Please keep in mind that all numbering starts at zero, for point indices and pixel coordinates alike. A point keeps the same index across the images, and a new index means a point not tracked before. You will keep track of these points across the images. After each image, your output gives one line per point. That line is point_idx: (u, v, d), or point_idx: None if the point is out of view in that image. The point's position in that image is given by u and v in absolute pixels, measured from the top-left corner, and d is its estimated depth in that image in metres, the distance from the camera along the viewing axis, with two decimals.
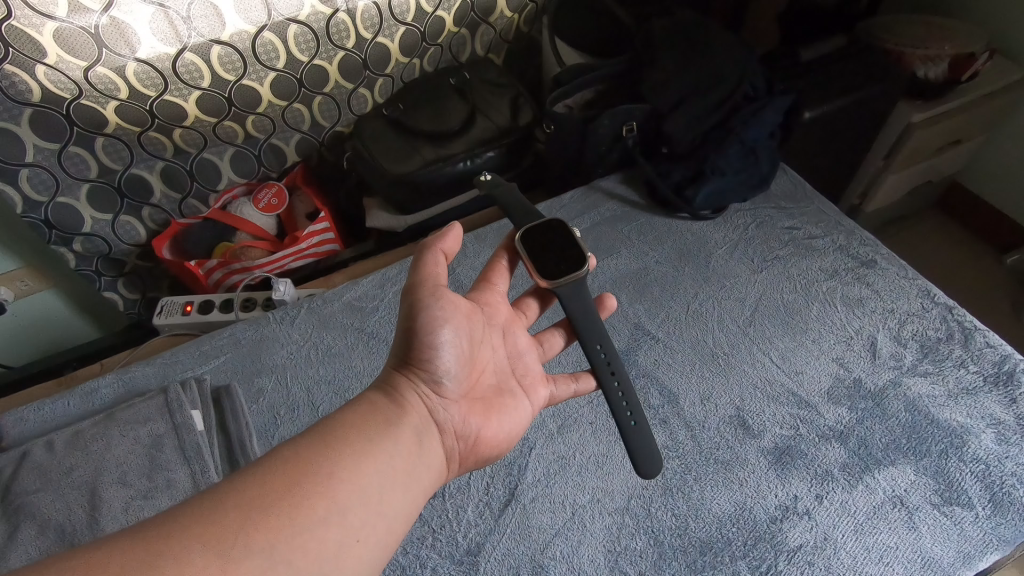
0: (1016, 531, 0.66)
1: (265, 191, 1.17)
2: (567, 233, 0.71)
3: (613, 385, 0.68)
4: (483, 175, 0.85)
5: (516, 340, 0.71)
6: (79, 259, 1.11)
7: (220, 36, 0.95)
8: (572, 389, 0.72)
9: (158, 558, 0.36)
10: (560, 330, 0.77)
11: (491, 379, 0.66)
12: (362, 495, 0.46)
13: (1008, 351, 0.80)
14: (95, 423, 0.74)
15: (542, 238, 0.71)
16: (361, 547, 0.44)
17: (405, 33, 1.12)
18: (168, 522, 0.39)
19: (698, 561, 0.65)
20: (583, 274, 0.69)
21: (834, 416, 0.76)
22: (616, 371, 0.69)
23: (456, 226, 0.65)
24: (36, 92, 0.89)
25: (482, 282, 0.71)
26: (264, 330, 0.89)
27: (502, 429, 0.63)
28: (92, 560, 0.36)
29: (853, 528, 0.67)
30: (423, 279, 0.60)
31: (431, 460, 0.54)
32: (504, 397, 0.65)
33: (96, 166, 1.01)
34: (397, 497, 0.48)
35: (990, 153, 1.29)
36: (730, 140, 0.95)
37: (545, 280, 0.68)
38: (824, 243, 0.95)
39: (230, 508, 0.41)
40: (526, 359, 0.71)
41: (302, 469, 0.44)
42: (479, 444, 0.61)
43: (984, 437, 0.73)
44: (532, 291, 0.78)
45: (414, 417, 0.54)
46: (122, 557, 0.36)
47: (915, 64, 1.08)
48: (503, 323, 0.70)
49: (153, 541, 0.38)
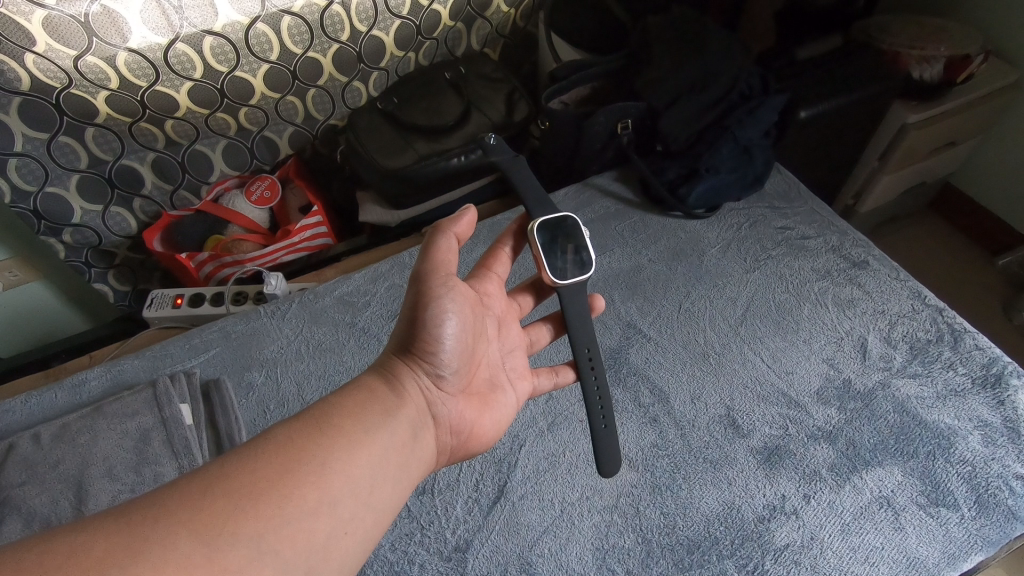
0: (1000, 532, 0.66)
1: (258, 183, 1.16)
2: (576, 234, 0.70)
3: (590, 376, 0.69)
4: (488, 136, 0.87)
5: (508, 333, 0.71)
6: (68, 250, 1.10)
7: (212, 27, 0.94)
8: (553, 382, 0.73)
9: (143, 543, 0.36)
10: (549, 323, 0.77)
11: (486, 373, 0.66)
12: (353, 487, 0.45)
13: (997, 354, 0.80)
14: (82, 416, 0.74)
15: (552, 235, 0.69)
16: (349, 541, 0.44)
17: (400, 27, 1.11)
18: (154, 506, 0.38)
19: (686, 559, 0.65)
20: (585, 279, 0.68)
21: (824, 415, 0.76)
22: (595, 364, 0.70)
23: (470, 210, 0.65)
24: (25, 80, 0.88)
25: (481, 269, 0.72)
26: (255, 324, 0.89)
27: (493, 423, 0.64)
28: (74, 545, 0.35)
29: (840, 528, 0.67)
30: (436, 264, 0.60)
31: (424, 454, 0.54)
32: (497, 393, 0.66)
33: (86, 156, 1.00)
34: (387, 491, 0.48)
35: (983, 154, 1.30)
36: (724, 138, 0.95)
37: (550, 278, 0.67)
38: (817, 243, 0.95)
39: (220, 493, 0.40)
40: (515, 354, 0.71)
41: (297, 456, 0.44)
42: (471, 440, 0.62)
43: (971, 438, 0.73)
44: (526, 284, 0.78)
45: (411, 408, 0.54)
46: (107, 542, 0.35)
47: (911, 64, 1.06)
48: (498, 313, 0.70)
49: (138, 525, 0.37)
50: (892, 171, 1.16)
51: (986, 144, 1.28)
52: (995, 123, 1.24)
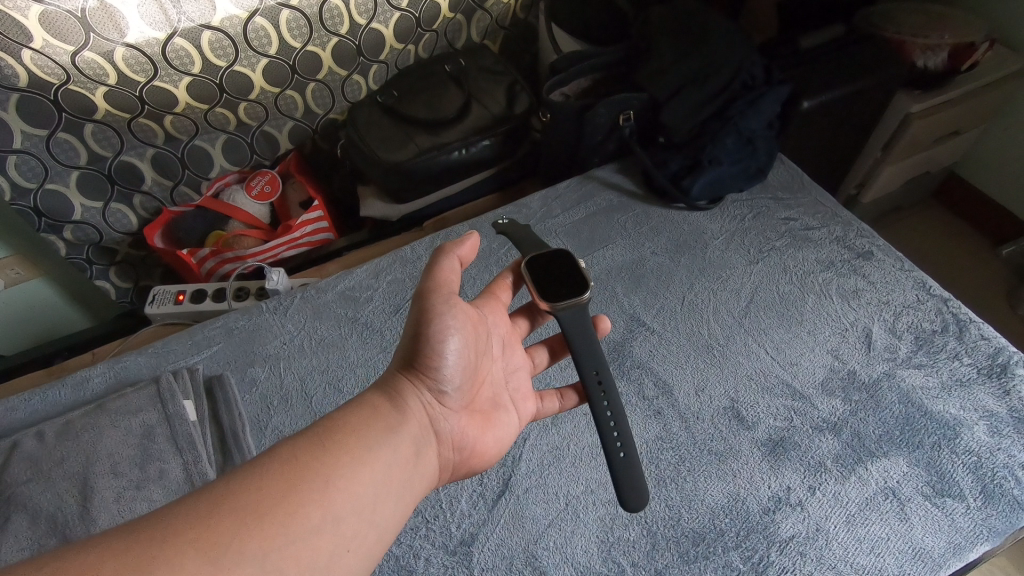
0: (1006, 522, 0.66)
1: (257, 178, 1.15)
2: (574, 266, 0.71)
3: (601, 400, 0.66)
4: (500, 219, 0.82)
5: (512, 354, 0.71)
6: (69, 248, 1.10)
7: (211, 21, 0.93)
8: (558, 406, 0.72)
9: (150, 561, 0.36)
10: (547, 345, 0.77)
11: (489, 391, 0.66)
12: (356, 505, 0.45)
13: (1003, 344, 0.80)
14: (85, 414, 0.74)
15: (548, 264, 0.71)
16: (351, 558, 0.44)
17: (399, 19, 1.10)
18: (163, 523, 0.38)
19: (690, 551, 0.65)
20: (584, 301, 0.68)
21: (829, 407, 0.76)
22: (603, 381, 0.67)
23: (473, 234, 0.65)
24: (23, 77, 0.87)
25: (487, 293, 0.71)
26: (257, 320, 0.89)
27: (495, 441, 0.64)
28: (83, 562, 0.35)
29: (845, 519, 0.67)
30: (438, 283, 0.59)
31: (427, 470, 0.54)
32: (500, 410, 0.66)
33: (85, 153, 1.00)
34: (390, 507, 0.48)
35: (989, 144, 1.29)
36: (727, 129, 0.94)
37: (546, 302, 0.67)
38: (821, 234, 0.94)
39: (227, 511, 0.40)
40: (520, 373, 0.71)
41: (302, 474, 0.44)
42: (474, 457, 0.61)
43: (977, 429, 0.73)
44: (522, 308, 0.77)
45: (414, 424, 0.54)
46: (117, 559, 0.35)
47: (915, 53, 1.06)
48: (503, 335, 0.70)
49: (148, 542, 0.37)
50: (895, 161, 1.17)
51: (993, 133, 1.27)
52: (1001, 112, 1.24)
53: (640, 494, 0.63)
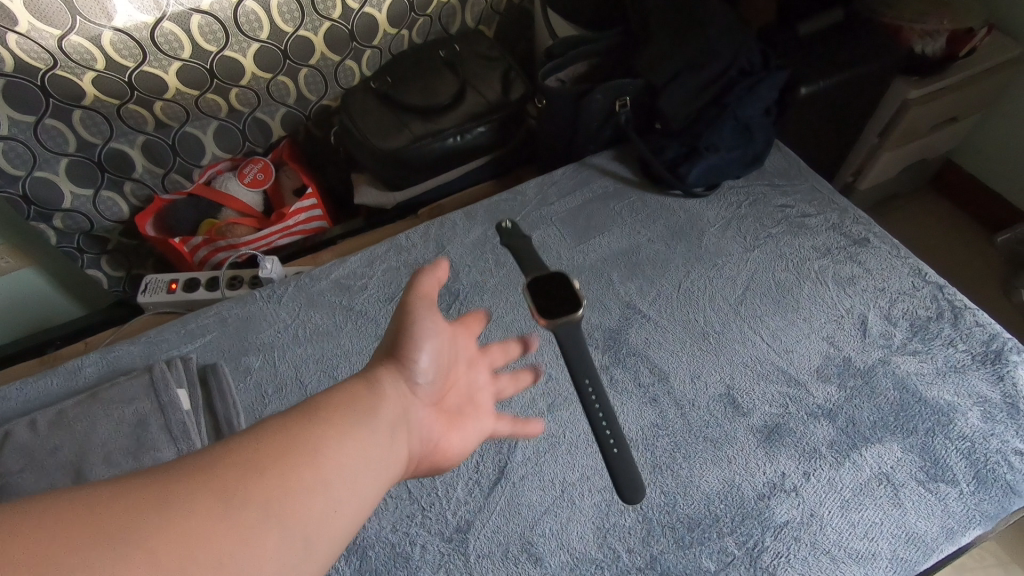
0: (998, 506, 0.67)
1: (250, 165, 1.14)
2: (567, 284, 0.71)
3: (591, 399, 0.65)
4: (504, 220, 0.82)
5: (477, 371, 0.66)
6: (60, 236, 1.09)
7: (200, 4, 0.92)
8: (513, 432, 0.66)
9: (147, 502, 0.36)
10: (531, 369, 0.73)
11: (456, 398, 0.62)
12: (342, 476, 0.43)
13: (997, 330, 0.80)
14: (78, 403, 0.73)
15: (541, 284, 0.71)
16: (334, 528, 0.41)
17: (392, 3, 1.08)
18: (159, 473, 0.38)
19: (685, 537, 0.66)
20: (578, 316, 0.69)
21: (824, 394, 0.76)
22: (591, 378, 0.67)
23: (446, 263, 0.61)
24: (9, 61, 0.86)
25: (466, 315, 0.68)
26: (250, 308, 0.88)
27: (461, 444, 0.60)
28: (82, 500, 0.35)
29: (839, 504, 0.67)
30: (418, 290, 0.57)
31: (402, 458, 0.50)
32: (467, 416, 0.62)
33: (74, 140, 0.98)
34: (372, 485, 0.45)
35: (985, 132, 1.29)
36: (725, 116, 0.93)
37: (544, 320, 0.69)
38: (817, 221, 0.94)
39: (218, 466, 0.39)
40: (484, 390, 0.67)
41: (283, 445, 0.42)
42: (439, 457, 0.58)
43: (970, 414, 0.73)
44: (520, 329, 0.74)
45: (395, 409, 0.51)
46: (117, 501, 0.35)
47: (914, 39, 1.05)
48: (469, 355, 0.66)
49: (149, 490, 0.37)
50: (892, 147, 1.16)
51: (990, 121, 1.27)
52: (999, 100, 1.24)
53: (635, 485, 0.62)
